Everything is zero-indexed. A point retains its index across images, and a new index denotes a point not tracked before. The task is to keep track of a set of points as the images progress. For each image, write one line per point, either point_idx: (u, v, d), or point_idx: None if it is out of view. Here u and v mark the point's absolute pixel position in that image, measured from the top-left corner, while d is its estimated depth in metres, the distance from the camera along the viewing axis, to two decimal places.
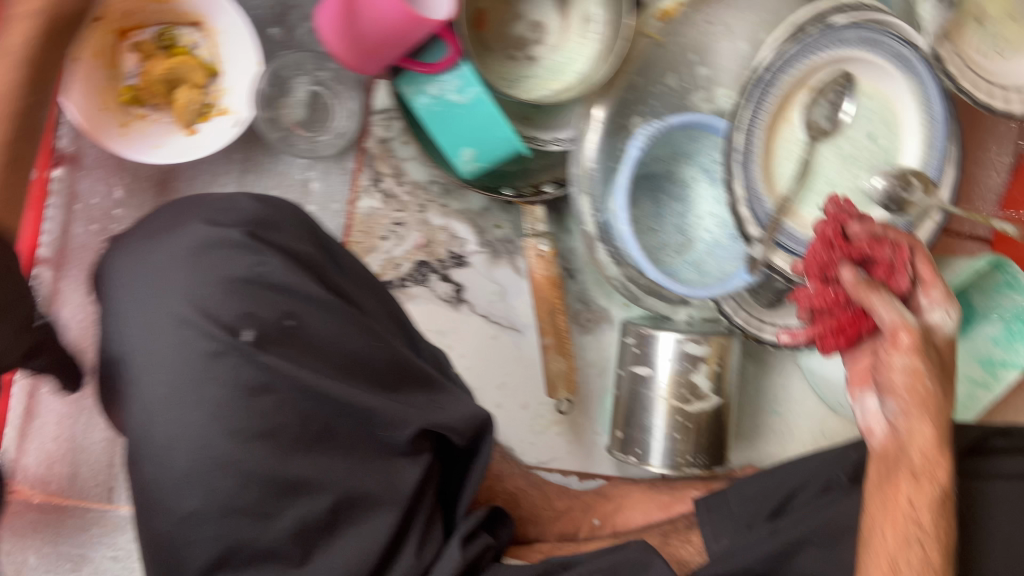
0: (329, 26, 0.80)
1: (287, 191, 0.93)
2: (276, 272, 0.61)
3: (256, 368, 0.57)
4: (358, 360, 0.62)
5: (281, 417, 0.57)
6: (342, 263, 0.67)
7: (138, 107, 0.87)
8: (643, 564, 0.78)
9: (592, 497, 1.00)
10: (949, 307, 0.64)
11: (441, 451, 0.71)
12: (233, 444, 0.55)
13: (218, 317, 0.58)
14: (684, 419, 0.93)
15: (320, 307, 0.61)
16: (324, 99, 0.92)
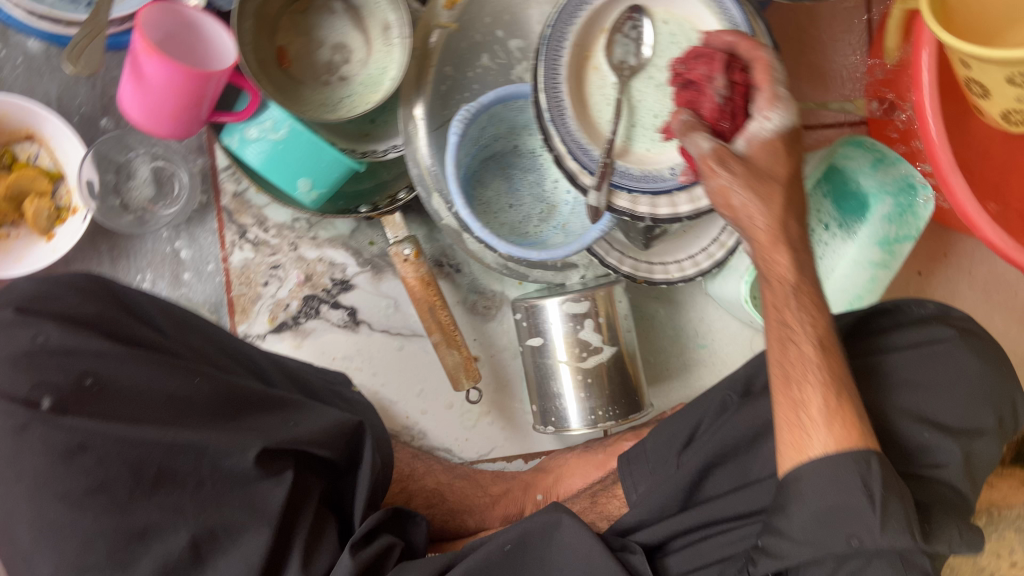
0: (138, 116, 0.85)
1: (161, 266, 0.98)
2: (57, 338, 0.66)
3: (63, 432, 0.61)
4: (178, 399, 0.67)
5: (104, 471, 0.62)
6: (134, 309, 0.73)
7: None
8: (552, 524, 0.80)
9: (533, 474, 1.02)
10: (770, 112, 0.69)
11: (308, 461, 0.77)
12: (67, 507, 0.61)
13: (13, 394, 0.62)
14: (587, 377, 0.94)
15: (117, 359, 0.66)
16: (167, 171, 0.96)
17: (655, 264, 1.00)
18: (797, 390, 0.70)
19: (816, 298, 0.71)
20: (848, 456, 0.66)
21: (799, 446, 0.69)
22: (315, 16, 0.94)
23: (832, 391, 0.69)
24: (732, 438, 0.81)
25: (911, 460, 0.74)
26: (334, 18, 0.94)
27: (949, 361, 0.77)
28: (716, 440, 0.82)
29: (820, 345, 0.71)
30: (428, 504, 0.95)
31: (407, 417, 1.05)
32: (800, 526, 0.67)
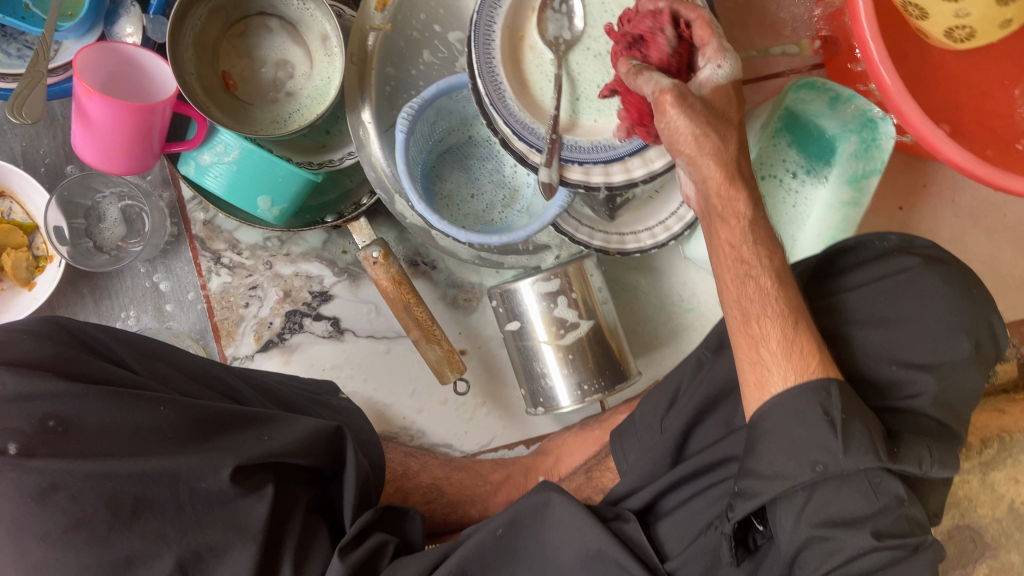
0: (91, 153, 0.86)
1: (143, 301, 1.00)
2: (13, 384, 0.67)
3: (32, 475, 0.64)
4: (145, 428, 0.69)
5: (79, 508, 0.64)
6: (98, 346, 0.75)
7: None
8: (542, 504, 0.82)
9: (533, 457, 1.03)
10: (722, 60, 0.69)
11: (289, 471, 0.80)
12: (47, 546, 0.63)
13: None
14: (569, 355, 0.94)
15: (77, 397, 0.68)
16: (136, 209, 0.99)
17: (626, 235, 1.01)
18: (757, 329, 0.73)
19: (765, 234, 0.75)
20: (805, 389, 0.69)
21: (760, 383, 0.72)
22: (254, 37, 0.95)
23: (788, 324, 0.73)
24: (710, 394, 0.84)
25: (888, 395, 0.77)
26: (274, 36, 0.96)
27: (913, 291, 0.79)
28: (694, 401, 0.84)
29: (775, 279, 0.74)
30: (427, 499, 0.96)
31: (404, 417, 1.06)
32: (772, 462, 0.68)
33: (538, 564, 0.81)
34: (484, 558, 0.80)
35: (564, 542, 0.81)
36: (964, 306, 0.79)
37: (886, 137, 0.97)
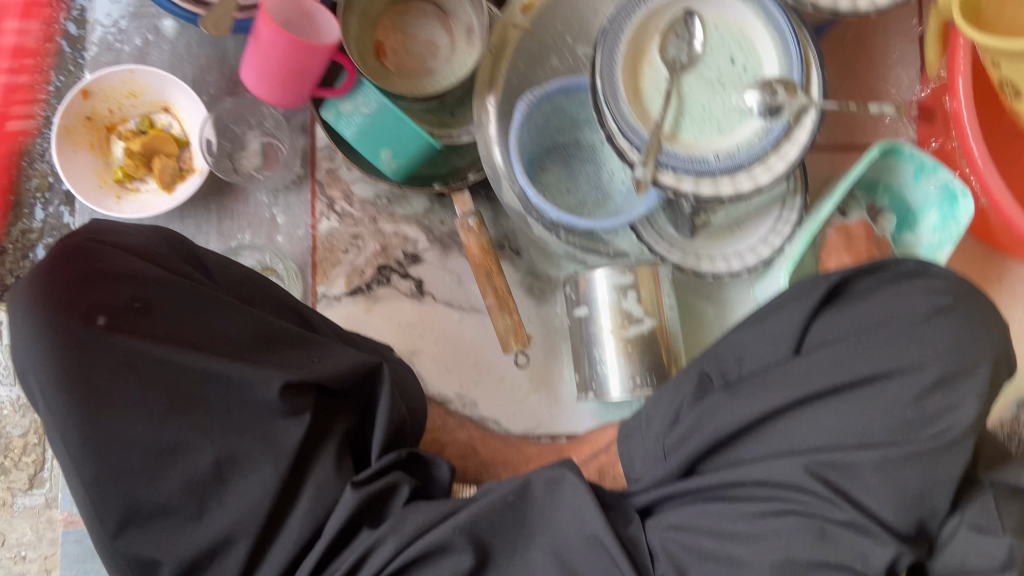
0: (256, 88, 1.01)
1: (258, 228, 1.11)
2: (109, 263, 0.72)
3: (114, 350, 0.68)
4: (215, 329, 0.75)
5: (147, 390, 0.69)
6: (187, 254, 0.82)
7: (130, 182, 1.09)
8: (555, 479, 0.77)
9: (570, 445, 1.08)
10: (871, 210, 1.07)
11: (340, 398, 0.84)
12: (114, 419, 0.67)
13: (71, 309, 0.68)
14: (629, 345, 0.99)
15: (166, 295, 0.74)
16: (275, 145, 1.12)
17: (702, 256, 1.06)
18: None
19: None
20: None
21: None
22: (411, 18, 1.09)
23: None
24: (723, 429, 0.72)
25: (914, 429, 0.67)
26: (426, 21, 1.09)
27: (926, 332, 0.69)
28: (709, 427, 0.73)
29: None
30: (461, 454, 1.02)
31: (460, 386, 1.12)
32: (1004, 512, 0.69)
33: (548, 546, 0.74)
34: (486, 524, 0.74)
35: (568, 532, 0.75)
36: (973, 347, 0.69)
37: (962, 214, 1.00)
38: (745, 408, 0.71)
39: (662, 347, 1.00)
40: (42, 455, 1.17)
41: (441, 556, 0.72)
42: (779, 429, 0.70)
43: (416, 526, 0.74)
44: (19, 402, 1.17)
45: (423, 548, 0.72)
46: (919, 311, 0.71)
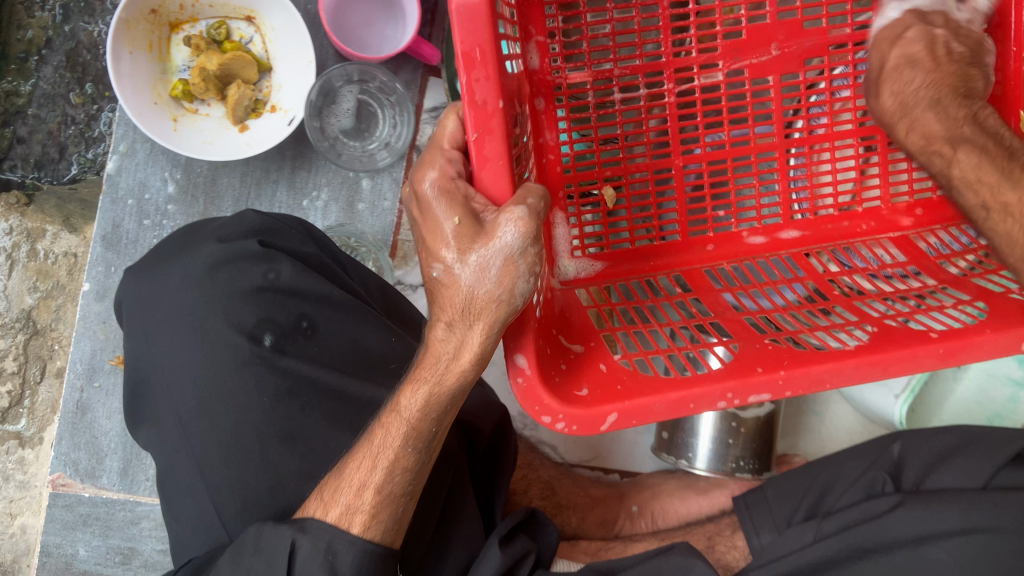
0: (332, 44, 0.86)
1: (339, 189, 0.92)
2: (284, 277, 0.69)
3: (279, 375, 0.66)
4: (375, 354, 0.71)
5: (305, 420, 0.66)
6: (363, 271, 0.78)
7: (189, 101, 0.86)
8: (685, 567, 0.82)
9: (629, 486, 1.02)
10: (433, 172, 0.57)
11: (466, 450, 0.80)
12: (259, 451, 0.65)
13: (240, 324, 0.67)
14: (735, 423, 0.94)
15: (335, 309, 0.70)
16: (370, 107, 0.90)
17: None
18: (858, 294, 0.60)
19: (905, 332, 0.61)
20: None
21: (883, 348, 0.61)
22: None
23: None
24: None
25: None
26: None
27: None
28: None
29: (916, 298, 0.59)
30: (542, 496, 0.95)
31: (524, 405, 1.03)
32: None
33: None
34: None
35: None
36: None
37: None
38: (924, 522, 0.78)
39: (772, 434, 0.96)
40: (18, 389, 0.98)
41: None
42: (886, 544, 0.79)
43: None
44: None
45: None
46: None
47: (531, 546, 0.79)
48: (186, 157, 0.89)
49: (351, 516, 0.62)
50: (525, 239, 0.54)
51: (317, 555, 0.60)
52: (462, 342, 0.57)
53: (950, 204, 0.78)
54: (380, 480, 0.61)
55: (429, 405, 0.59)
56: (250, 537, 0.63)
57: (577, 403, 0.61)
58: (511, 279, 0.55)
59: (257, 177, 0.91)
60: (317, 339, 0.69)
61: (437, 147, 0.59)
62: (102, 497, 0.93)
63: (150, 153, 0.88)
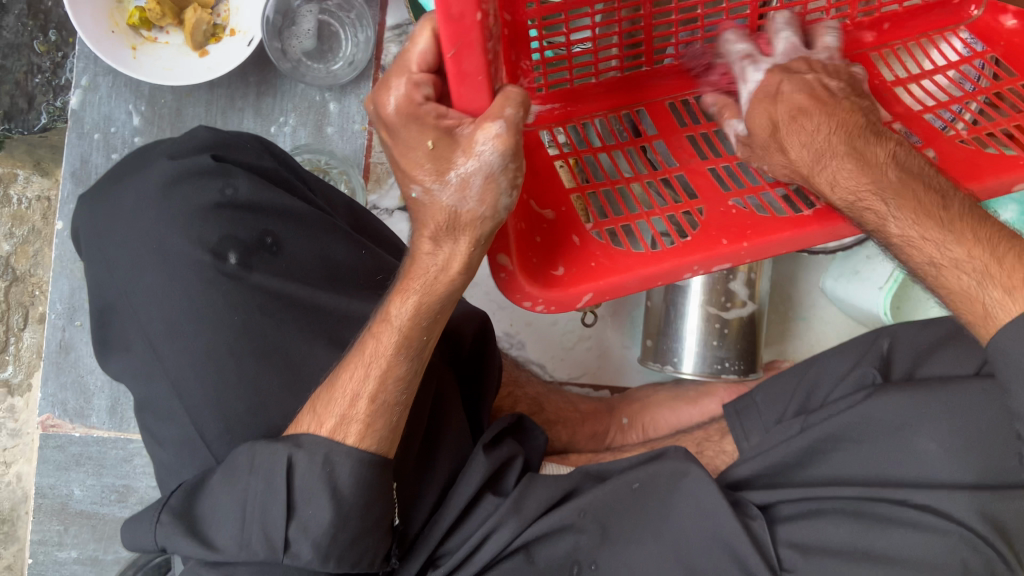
0: None
1: (307, 113, 0.91)
2: (242, 192, 0.63)
3: (251, 291, 0.62)
4: (344, 270, 0.66)
5: (284, 331, 0.62)
6: (332, 191, 0.72)
7: (147, 30, 0.85)
8: (681, 472, 0.78)
9: (620, 399, 1.02)
10: (388, 98, 0.52)
11: (448, 361, 0.79)
12: (235, 367, 0.61)
13: (203, 240, 0.61)
14: (720, 324, 0.94)
15: (300, 223, 0.65)
16: (331, 27, 0.89)
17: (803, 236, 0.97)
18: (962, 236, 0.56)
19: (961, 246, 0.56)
20: None
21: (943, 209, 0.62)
22: None
23: None
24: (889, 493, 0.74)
25: None
26: None
27: None
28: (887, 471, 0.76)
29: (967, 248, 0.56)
30: (531, 412, 0.92)
31: (510, 325, 1.03)
32: None
33: (667, 542, 0.77)
34: (608, 508, 0.77)
35: (696, 518, 0.77)
36: None
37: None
38: (914, 408, 0.76)
39: (757, 335, 0.96)
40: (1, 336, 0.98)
41: (559, 535, 0.76)
42: (871, 435, 0.77)
43: (539, 506, 0.75)
44: None
45: (548, 527, 0.75)
46: (1023, 309, 0.53)
47: (516, 454, 0.79)
48: (149, 88, 0.88)
49: (347, 426, 0.59)
50: (504, 156, 0.51)
51: (315, 472, 0.58)
52: (451, 255, 0.56)
53: (912, 16, 0.72)
54: (375, 386, 0.59)
55: (420, 311, 0.58)
56: (243, 457, 0.59)
57: (553, 285, 0.63)
58: (493, 196, 0.52)
59: (226, 107, 0.90)
60: (283, 254, 0.64)
61: (400, 66, 0.52)
62: (93, 436, 0.93)
63: (113, 87, 0.88)
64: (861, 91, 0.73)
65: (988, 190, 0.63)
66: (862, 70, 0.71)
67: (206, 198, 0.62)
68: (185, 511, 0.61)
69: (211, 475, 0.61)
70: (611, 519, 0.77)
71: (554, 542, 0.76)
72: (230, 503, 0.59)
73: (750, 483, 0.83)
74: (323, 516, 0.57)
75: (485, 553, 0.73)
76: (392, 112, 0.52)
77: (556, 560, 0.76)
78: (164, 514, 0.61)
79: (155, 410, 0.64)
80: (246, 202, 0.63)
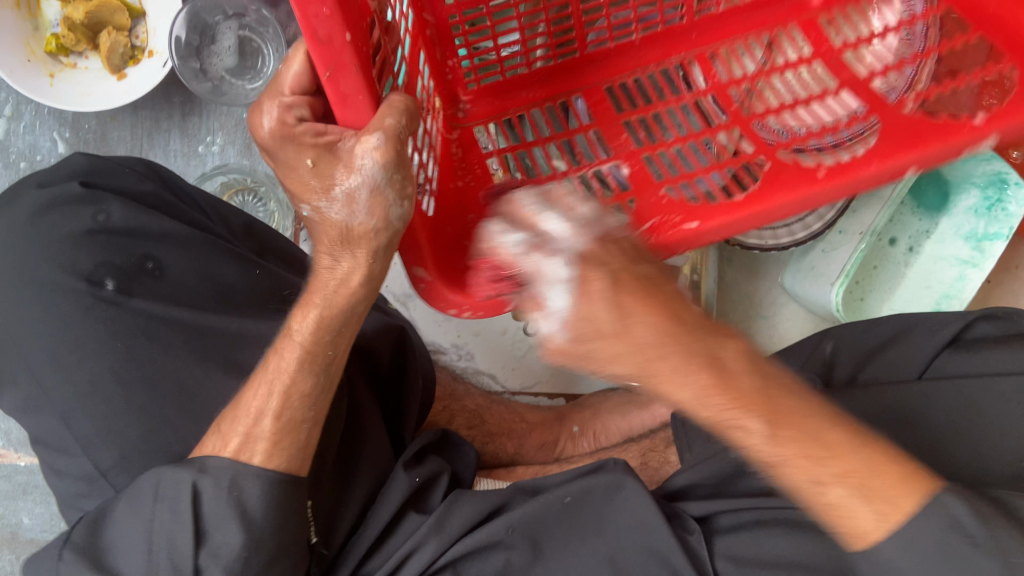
0: None
1: (233, 132, 0.89)
2: (117, 217, 0.62)
3: (127, 317, 0.60)
4: (237, 289, 0.65)
5: (173, 359, 0.59)
6: (226, 211, 0.71)
7: (65, 55, 0.85)
8: (614, 484, 0.75)
9: (570, 408, 0.99)
10: (264, 119, 0.47)
11: (366, 375, 0.77)
12: (113, 403, 0.58)
13: (77, 268, 0.60)
14: None
15: (179, 243, 0.63)
16: (253, 43, 0.87)
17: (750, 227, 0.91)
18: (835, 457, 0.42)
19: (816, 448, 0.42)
20: None
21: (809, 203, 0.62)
22: None
23: None
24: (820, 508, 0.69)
25: None
26: None
27: None
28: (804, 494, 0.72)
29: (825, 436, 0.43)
30: (469, 425, 0.91)
31: (458, 336, 1.01)
32: None
33: (604, 552, 0.73)
34: (539, 524, 0.74)
35: (629, 533, 0.73)
36: None
37: (1016, 202, 0.89)
38: None
39: None
40: None
41: (488, 553, 0.72)
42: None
43: (463, 524, 0.72)
44: None
45: (472, 545, 0.71)
46: (975, 525, 0.41)
47: (440, 468, 0.76)
48: (71, 115, 0.88)
49: (252, 445, 0.55)
50: (386, 169, 0.46)
51: (222, 497, 0.53)
52: (350, 268, 0.52)
53: None
54: (277, 405, 0.55)
55: (322, 326, 0.55)
56: (147, 484, 0.54)
57: (477, 293, 0.59)
58: (383, 208, 0.48)
59: (147, 126, 0.89)
60: (165, 275, 0.62)
61: (272, 89, 0.47)
62: (39, 464, 0.94)
63: (36, 114, 0.88)
64: (805, 49, 0.75)
65: (934, 158, 0.61)
66: (805, 35, 0.75)
67: (78, 224, 0.61)
68: (89, 546, 0.55)
69: (118, 502, 0.56)
70: (543, 535, 0.74)
71: (483, 561, 0.72)
72: (137, 532, 0.54)
73: (688, 493, 0.80)
74: (234, 541, 0.53)
75: (405, 570, 0.69)
76: (267, 138, 0.47)
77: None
78: (66, 550, 0.54)
79: (46, 451, 0.62)
80: (121, 227, 0.62)
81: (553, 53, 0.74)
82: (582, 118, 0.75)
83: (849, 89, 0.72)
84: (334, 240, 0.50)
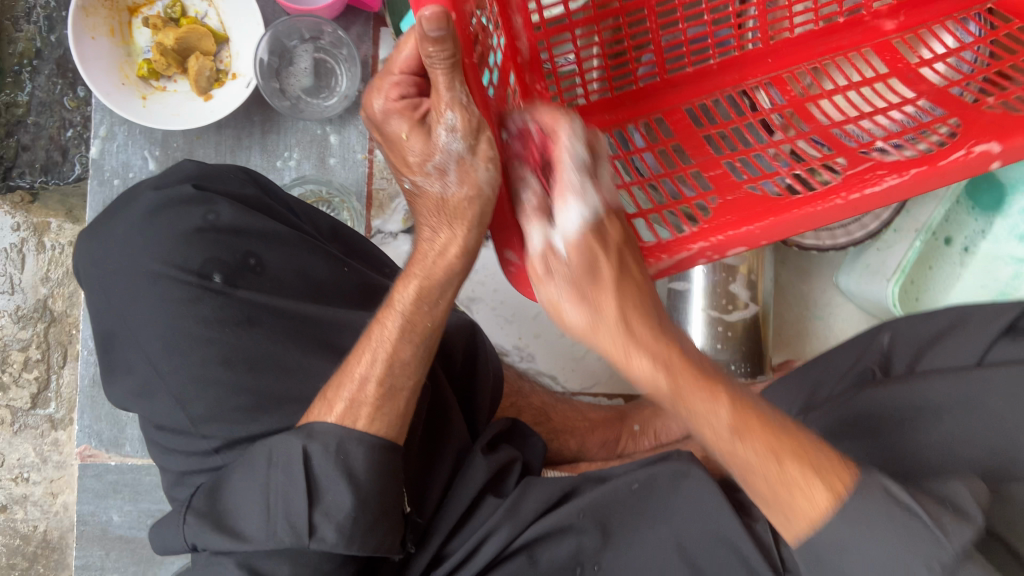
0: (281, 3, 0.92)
1: (309, 147, 0.95)
2: (225, 217, 0.68)
3: (233, 307, 0.65)
4: (329, 285, 0.71)
5: (270, 345, 0.65)
6: (315, 215, 0.77)
7: (155, 79, 0.91)
8: (681, 471, 0.75)
9: (630, 406, 1.03)
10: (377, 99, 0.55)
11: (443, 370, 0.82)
12: (220, 385, 0.63)
13: (189, 263, 0.66)
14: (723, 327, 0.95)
15: (278, 243, 0.69)
16: (327, 64, 0.94)
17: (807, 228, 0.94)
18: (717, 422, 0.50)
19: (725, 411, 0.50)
20: None
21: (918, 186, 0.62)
22: None
23: None
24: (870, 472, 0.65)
25: None
26: None
27: None
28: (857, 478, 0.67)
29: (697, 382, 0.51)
30: (535, 420, 0.94)
31: (519, 339, 1.06)
32: None
33: (672, 538, 0.73)
34: (607, 506, 0.76)
35: (689, 514, 0.73)
36: None
37: None
38: None
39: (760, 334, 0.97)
40: (43, 374, 1.08)
41: (559, 537, 0.75)
42: None
43: (536, 506, 0.75)
44: (16, 314, 1.07)
45: (546, 527, 0.74)
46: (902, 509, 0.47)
47: (514, 452, 0.80)
48: (161, 134, 0.94)
49: (357, 409, 0.60)
50: (465, 137, 0.52)
51: (333, 461, 0.58)
52: (449, 241, 0.57)
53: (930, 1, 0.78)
54: (383, 369, 0.60)
55: (421, 299, 0.60)
56: (261, 453, 0.59)
57: None
58: (471, 176, 0.53)
59: (230, 142, 0.95)
60: (264, 273, 0.68)
61: (386, 70, 0.55)
62: (128, 464, 0.99)
63: (128, 134, 0.94)
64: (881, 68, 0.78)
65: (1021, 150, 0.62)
66: (882, 57, 0.78)
67: (189, 224, 0.67)
68: (210, 511, 0.60)
69: (231, 473, 0.61)
70: (611, 518, 0.75)
71: (555, 545, 0.75)
72: (254, 494, 0.59)
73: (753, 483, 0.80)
74: (348, 508, 0.57)
75: (484, 549, 0.73)
76: (377, 110, 0.55)
77: (559, 562, 0.74)
78: (189, 514, 0.60)
79: (154, 434, 0.67)
80: (225, 227, 0.68)
81: (634, 79, 0.77)
82: (663, 134, 0.77)
83: (930, 96, 0.74)
84: (429, 208, 0.57)
